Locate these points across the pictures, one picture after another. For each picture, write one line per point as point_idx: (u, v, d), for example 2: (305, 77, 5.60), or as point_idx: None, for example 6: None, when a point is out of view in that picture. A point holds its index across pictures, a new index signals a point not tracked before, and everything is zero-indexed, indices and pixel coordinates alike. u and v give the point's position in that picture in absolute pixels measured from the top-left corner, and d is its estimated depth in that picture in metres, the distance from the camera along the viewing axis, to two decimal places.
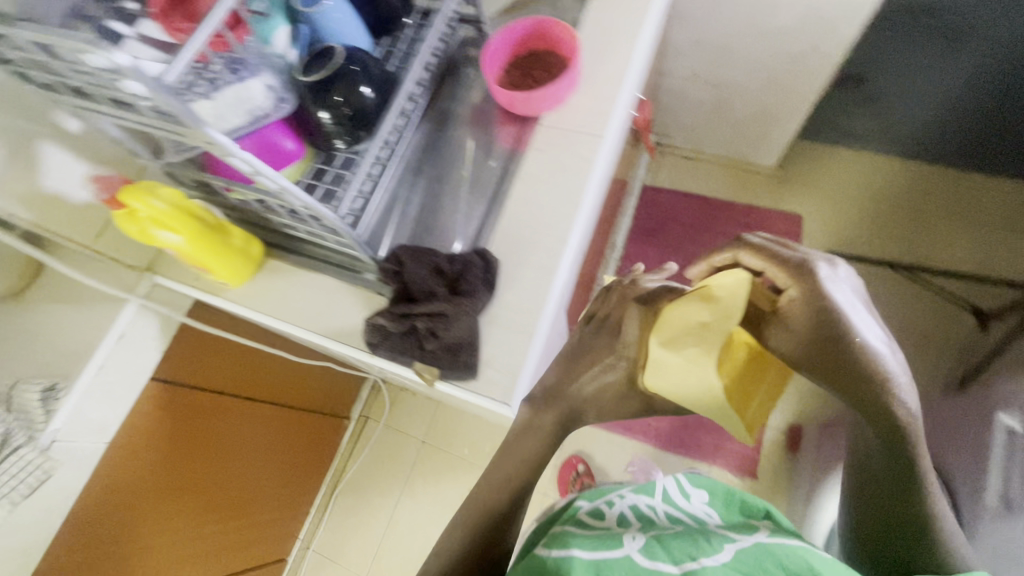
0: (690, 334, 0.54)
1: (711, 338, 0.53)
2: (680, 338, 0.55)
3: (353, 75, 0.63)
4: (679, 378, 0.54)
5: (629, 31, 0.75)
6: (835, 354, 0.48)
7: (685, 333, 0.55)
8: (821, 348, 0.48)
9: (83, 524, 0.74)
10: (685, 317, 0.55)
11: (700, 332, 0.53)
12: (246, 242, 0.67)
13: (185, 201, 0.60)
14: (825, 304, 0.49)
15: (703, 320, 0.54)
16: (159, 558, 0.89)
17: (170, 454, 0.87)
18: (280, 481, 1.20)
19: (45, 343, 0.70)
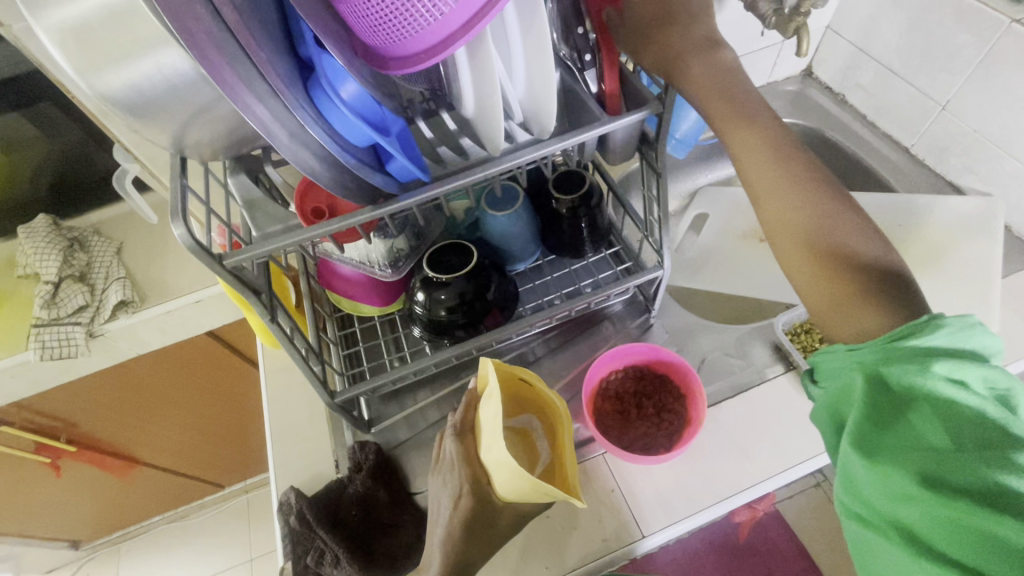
0: (492, 439, 0.47)
1: (496, 424, 0.46)
2: (483, 445, 0.48)
3: (471, 291, 0.59)
4: (514, 484, 0.47)
5: (768, 455, 0.60)
6: (738, 125, 0.45)
7: (490, 441, 0.48)
8: (716, 132, 0.46)
9: (89, 382, 0.88)
10: (485, 414, 0.48)
11: (495, 430, 0.47)
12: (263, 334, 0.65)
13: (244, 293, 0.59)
14: (711, 65, 0.46)
15: (491, 417, 0.47)
16: (119, 426, 1.02)
17: (182, 377, 0.99)
18: (259, 438, 1.30)
19: (161, 262, 0.84)
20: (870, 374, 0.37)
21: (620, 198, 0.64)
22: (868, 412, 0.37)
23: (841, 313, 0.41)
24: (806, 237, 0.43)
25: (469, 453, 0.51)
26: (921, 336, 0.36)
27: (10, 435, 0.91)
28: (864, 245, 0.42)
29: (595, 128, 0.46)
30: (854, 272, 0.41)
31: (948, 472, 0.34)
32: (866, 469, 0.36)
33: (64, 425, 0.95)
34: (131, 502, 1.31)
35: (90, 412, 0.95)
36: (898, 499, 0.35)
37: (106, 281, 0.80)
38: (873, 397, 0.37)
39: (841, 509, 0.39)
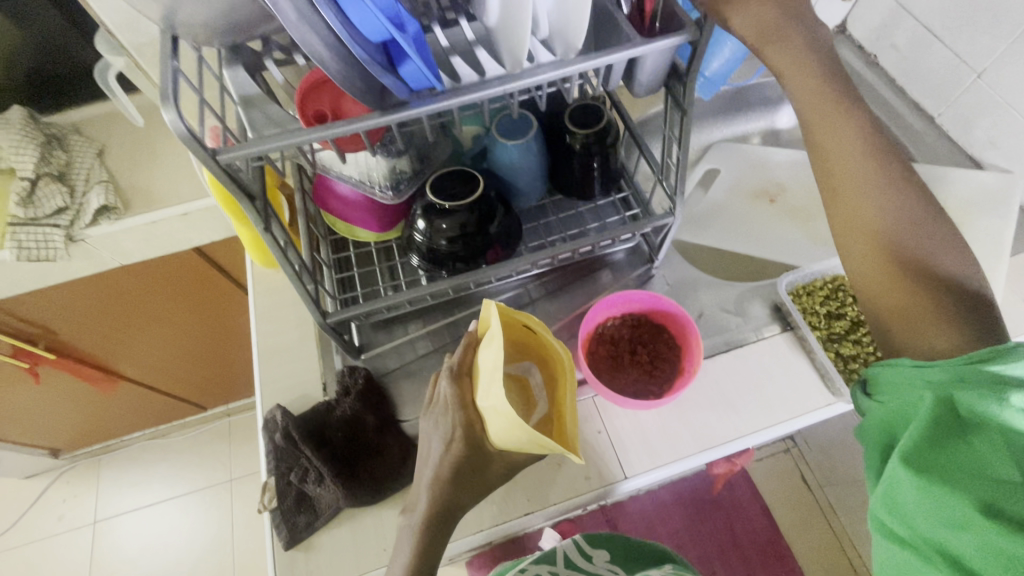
0: (490, 383, 0.46)
1: (497, 370, 0.45)
2: (481, 391, 0.47)
3: (472, 222, 0.57)
4: (510, 432, 0.46)
5: (755, 411, 0.60)
6: (828, 119, 0.47)
7: (491, 388, 0.46)
8: (807, 129, 0.49)
9: (68, 289, 0.85)
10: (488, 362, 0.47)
11: (492, 374, 0.45)
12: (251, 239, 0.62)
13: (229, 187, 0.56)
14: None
15: (490, 359, 0.46)
16: (99, 338, 1.00)
17: (164, 294, 0.96)
18: (243, 363, 1.30)
19: (147, 168, 0.80)
20: (937, 396, 0.38)
21: (637, 139, 0.61)
22: (924, 431, 0.37)
23: (910, 324, 0.43)
24: (889, 245, 0.45)
25: (463, 396, 0.50)
26: (1003, 366, 0.36)
27: None
28: (949, 271, 0.44)
29: (631, 49, 0.42)
30: (932, 290, 0.43)
31: (1010, 504, 0.33)
32: (914, 487, 0.36)
33: (43, 331, 0.93)
34: (111, 415, 1.32)
35: (70, 321, 0.93)
36: (949, 523, 0.34)
37: (89, 184, 0.77)
38: (934, 417, 0.37)
39: (877, 525, 0.39)
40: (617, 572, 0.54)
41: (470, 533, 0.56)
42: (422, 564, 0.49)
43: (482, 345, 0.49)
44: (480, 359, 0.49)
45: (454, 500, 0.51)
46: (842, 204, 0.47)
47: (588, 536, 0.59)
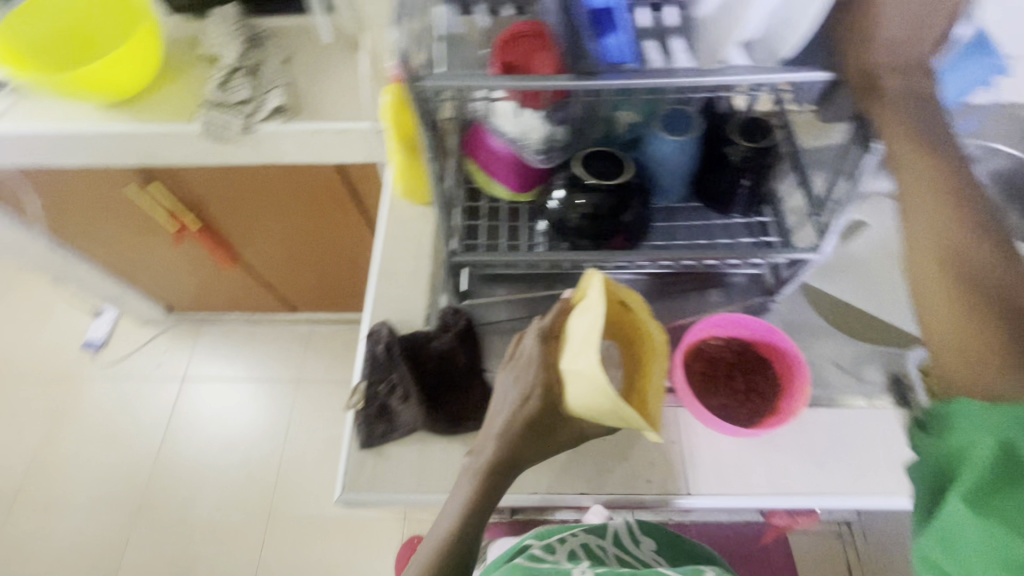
0: (580, 348, 0.47)
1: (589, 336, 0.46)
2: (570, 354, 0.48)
3: (608, 205, 0.58)
4: (590, 398, 0.47)
5: (842, 476, 0.57)
6: (913, 158, 0.46)
7: (579, 351, 0.47)
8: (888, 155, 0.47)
9: (229, 172, 0.96)
10: (580, 326, 0.48)
11: (584, 341, 0.46)
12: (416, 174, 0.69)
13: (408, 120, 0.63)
14: None
15: (584, 326, 0.47)
16: (236, 221, 1.13)
17: (299, 201, 1.06)
18: (342, 283, 1.41)
19: (321, 83, 0.88)
20: (998, 436, 0.36)
21: (799, 166, 0.59)
22: (984, 471, 0.36)
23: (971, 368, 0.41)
24: (961, 285, 0.43)
25: (548, 357, 0.52)
26: None
27: (155, 193, 1.03)
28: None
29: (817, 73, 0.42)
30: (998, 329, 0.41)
31: None
32: (976, 530, 0.35)
33: (198, 202, 1.07)
34: (222, 292, 1.48)
35: (219, 200, 1.05)
36: (1007, 569, 0.33)
37: (272, 84, 0.85)
38: (994, 459, 0.36)
39: (921, 563, 0.39)
40: (662, 563, 0.55)
41: (523, 494, 0.58)
42: (480, 502, 0.51)
43: (577, 311, 0.50)
44: (573, 326, 0.51)
45: (522, 457, 0.53)
46: (917, 244, 0.46)
47: (640, 522, 0.59)
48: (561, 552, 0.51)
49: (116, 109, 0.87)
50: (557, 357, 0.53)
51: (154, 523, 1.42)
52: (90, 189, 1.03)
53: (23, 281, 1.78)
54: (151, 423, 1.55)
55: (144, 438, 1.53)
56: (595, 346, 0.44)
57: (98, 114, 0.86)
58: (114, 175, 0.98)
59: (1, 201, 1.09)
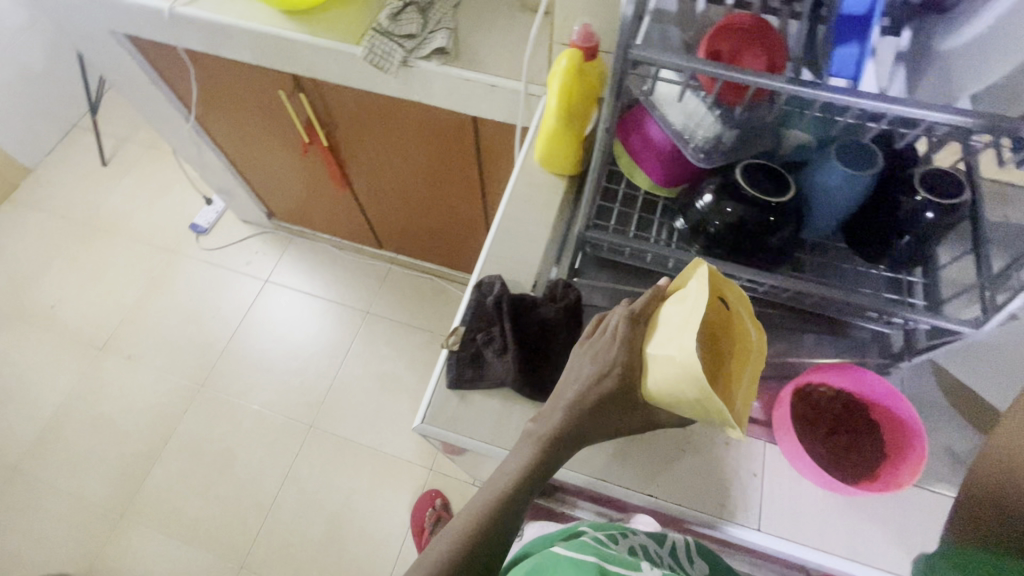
0: (674, 333, 0.47)
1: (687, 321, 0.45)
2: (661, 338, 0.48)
3: (756, 221, 0.56)
4: (675, 383, 0.47)
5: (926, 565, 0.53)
6: None
7: (672, 335, 0.47)
8: None
9: (373, 100, 1.01)
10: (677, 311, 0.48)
11: (682, 326, 0.46)
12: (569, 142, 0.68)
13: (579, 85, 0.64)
14: None
15: (683, 312, 0.47)
16: (361, 149, 1.18)
17: (425, 144, 1.09)
18: (434, 234, 1.45)
19: (483, 35, 0.89)
20: None
21: (979, 234, 0.54)
22: None
23: None
24: None
25: (634, 338, 0.53)
26: None
27: (301, 103, 1.09)
28: None
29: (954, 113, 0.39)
30: None
31: None
32: None
33: (333, 122, 1.12)
34: (322, 211, 1.56)
35: (354, 124, 1.10)
36: None
37: (439, 25, 0.88)
38: None
39: None
40: None
41: (588, 477, 0.59)
42: (553, 470, 0.52)
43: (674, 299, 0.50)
44: (667, 312, 0.51)
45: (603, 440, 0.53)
46: None
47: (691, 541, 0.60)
48: (621, 545, 0.52)
49: (294, 17, 0.92)
50: (643, 340, 0.53)
51: (210, 401, 1.54)
52: (245, 85, 1.10)
53: (155, 156, 1.95)
54: (228, 313, 1.67)
55: (220, 323, 1.65)
56: (695, 330, 0.44)
57: (278, 18, 0.92)
58: (271, 77, 1.05)
59: (167, 78, 1.19)
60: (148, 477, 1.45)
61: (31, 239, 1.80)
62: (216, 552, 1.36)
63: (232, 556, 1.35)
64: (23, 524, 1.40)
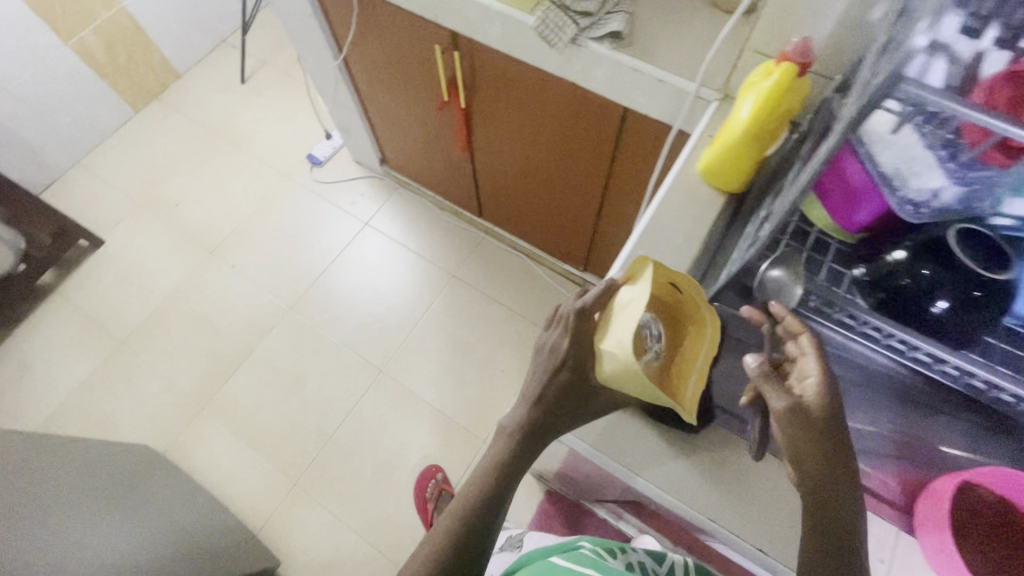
0: (621, 329, 0.54)
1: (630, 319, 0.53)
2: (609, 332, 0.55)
3: (953, 293, 0.51)
4: (620, 372, 0.54)
5: None
6: None
7: (619, 330, 0.54)
8: None
9: (525, 72, 0.99)
10: (625, 307, 0.55)
11: (626, 324, 0.53)
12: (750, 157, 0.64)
13: (784, 102, 0.60)
14: None
15: (629, 309, 0.53)
16: (495, 117, 1.18)
17: (563, 126, 1.07)
18: (541, 215, 1.44)
19: (663, 24, 0.84)
20: None
21: None
22: None
23: None
24: None
25: (586, 328, 0.60)
26: None
27: (451, 61, 1.09)
28: None
29: None
30: None
31: None
32: None
33: (477, 86, 1.12)
34: (435, 169, 1.58)
35: (498, 92, 1.09)
36: None
37: (617, 7, 0.84)
38: None
39: None
40: None
41: None
42: None
43: (625, 296, 0.56)
44: (618, 307, 0.57)
45: None
46: None
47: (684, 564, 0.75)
48: (618, 558, 0.69)
49: None
50: (595, 328, 0.60)
51: (295, 325, 1.63)
52: (401, 35, 1.11)
53: (288, 82, 2.04)
54: (326, 245, 1.75)
55: (318, 254, 1.73)
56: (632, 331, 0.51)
57: None
58: (429, 32, 1.05)
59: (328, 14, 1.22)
60: (230, 380, 1.56)
61: (170, 138, 1.95)
62: (277, 464, 1.46)
63: (290, 472, 1.45)
64: (120, 394, 1.55)
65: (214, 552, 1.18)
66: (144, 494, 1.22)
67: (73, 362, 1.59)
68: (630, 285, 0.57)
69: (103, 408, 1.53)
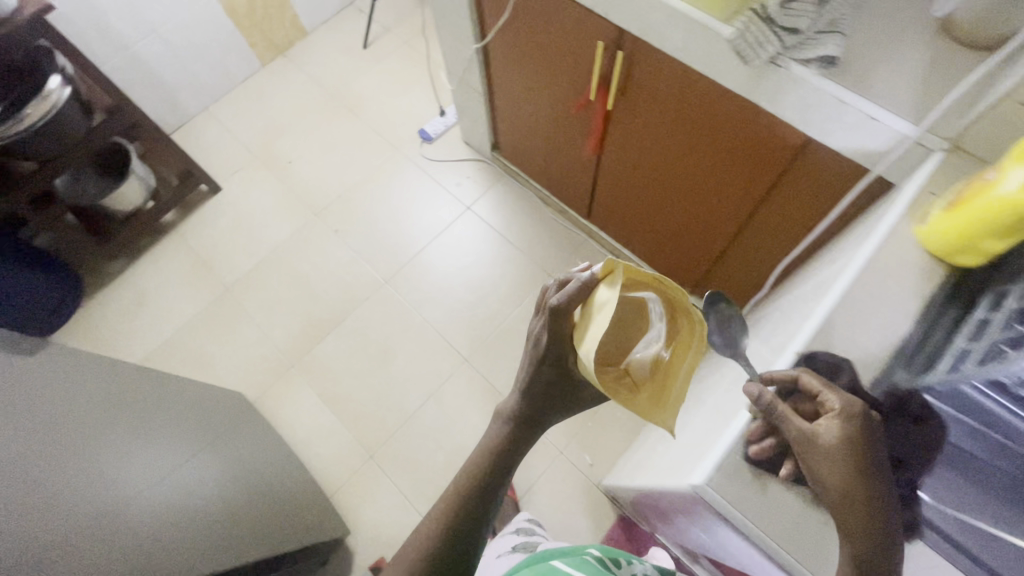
0: (592, 345, 0.51)
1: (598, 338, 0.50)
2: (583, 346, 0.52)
3: None
4: (598, 381, 0.54)
5: None
6: None
7: (590, 344, 0.51)
8: None
9: (696, 84, 0.91)
10: (597, 319, 0.51)
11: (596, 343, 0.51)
12: (978, 254, 0.59)
13: None
14: None
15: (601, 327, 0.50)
16: (639, 125, 1.10)
17: (720, 146, 0.98)
18: (658, 230, 1.36)
19: (883, 54, 0.74)
20: None
21: None
22: None
23: None
24: None
25: (566, 329, 0.57)
26: None
27: (609, 61, 1.02)
28: None
29: None
30: None
31: None
32: None
33: (629, 90, 1.04)
34: (550, 164, 1.52)
35: (653, 99, 1.01)
36: None
37: (831, 28, 0.74)
38: None
39: None
40: None
41: None
42: None
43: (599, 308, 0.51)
44: (593, 315, 0.53)
45: None
46: None
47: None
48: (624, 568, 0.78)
49: None
50: (574, 325, 0.57)
51: (387, 300, 1.64)
52: (561, 26, 1.04)
53: (408, 53, 2.03)
54: (427, 224, 1.74)
55: (417, 232, 1.73)
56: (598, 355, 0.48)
57: None
58: (597, 27, 0.97)
59: None
60: (321, 342, 1.60)
61: (290, 95, 1.99)
62: (355, 432, 1.49)
63: (366, 443, 1.47)
64: (220, 339, 1.63)
65: (299, 512, 1.21)
66: (240, 441, 1.26)
67: (182, 301, 1.68)
68: (607, 287, 0.52)
69: (203, 349, 1.62)
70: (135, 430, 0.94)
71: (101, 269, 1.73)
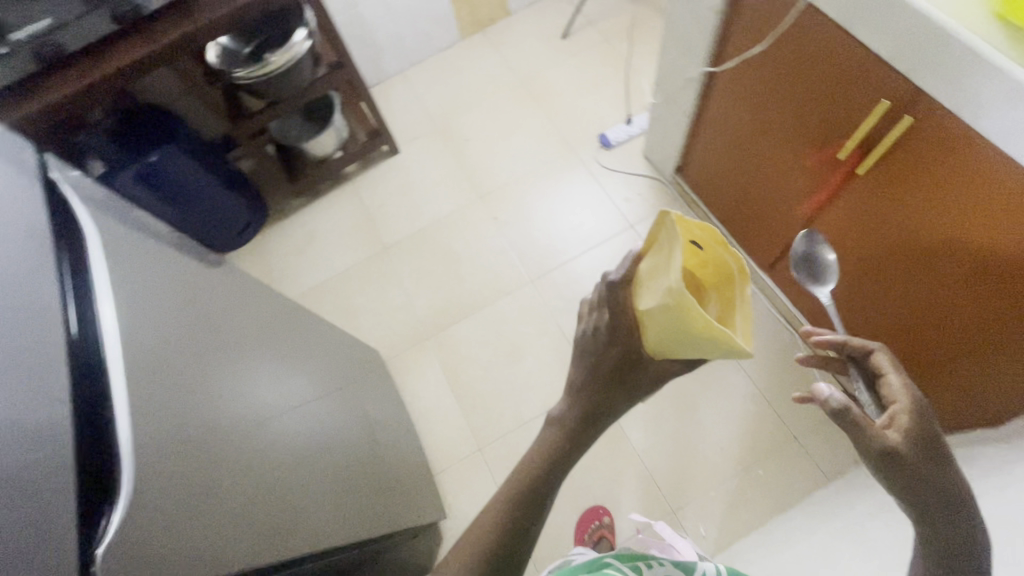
0: (656, 289, 0.61)
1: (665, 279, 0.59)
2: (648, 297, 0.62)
3: None
4: (669, 325, 0.61)
5: None
6: None
7: (655, 291, 0.61)
8: None
9: (999, 178, 0.75)
10: (657, 270, 0.61)
11: (661, 285, 0.60)
12: None
13: None
14: None
15: (662, 270, 0.59)
16: (886, 198, 0.95)
17: (995, 254, 0.81)
18: (857, 309, 1.19)
19: None
20: None
21: None
22: None
23: None
24: None
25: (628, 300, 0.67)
26: None
27: (876, 123, 0.87)
28: None
29: None
30: None
31: None
32: None
33: (889, 160, 0.90)
34: (744, 204, 1.39)
35: (920, 177, 0.86)
36: None
37: None
38: None
39: None
40: None
41: None
42: None
43: (653, 261, 0.62)
44: (648, 273, 0.63)
45: None
46: None
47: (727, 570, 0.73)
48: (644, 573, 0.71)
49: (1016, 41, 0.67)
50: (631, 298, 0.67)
51: (529, 300, 1.62)
52: (832, 72, 0.90)
53: (606, 52, 1.95)
54: (586, 233, 1.68)
55: (573, 239, 1.68)
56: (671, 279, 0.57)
57: (995, 37, 0.67)
58: (877, 84, 0.84)
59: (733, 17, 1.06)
60: (458, 325, 1.63)
61: (480, 73, 2.01)
62: (470, 423, 1.50)
63: (478, 436, 1.48)
64: (368, 294, 1.71)
65: (415, 489, 1.23)
66: (375, 402, 1.30)
67: (344, 250, 1.79)
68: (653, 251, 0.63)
69: (353, 298, 1.71)
70: (237, 350, 0.72)
71: (285, 202, 1.89)
